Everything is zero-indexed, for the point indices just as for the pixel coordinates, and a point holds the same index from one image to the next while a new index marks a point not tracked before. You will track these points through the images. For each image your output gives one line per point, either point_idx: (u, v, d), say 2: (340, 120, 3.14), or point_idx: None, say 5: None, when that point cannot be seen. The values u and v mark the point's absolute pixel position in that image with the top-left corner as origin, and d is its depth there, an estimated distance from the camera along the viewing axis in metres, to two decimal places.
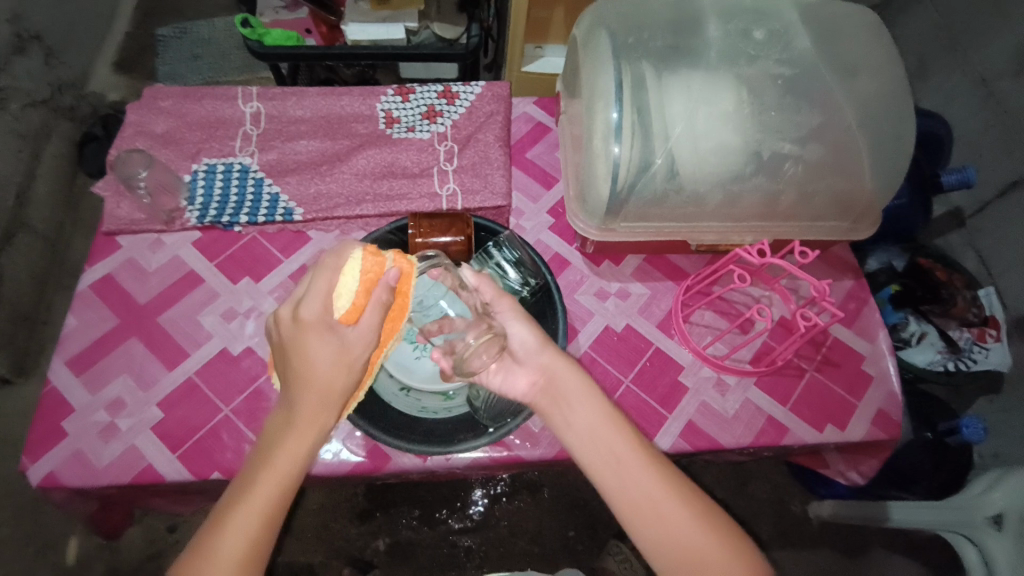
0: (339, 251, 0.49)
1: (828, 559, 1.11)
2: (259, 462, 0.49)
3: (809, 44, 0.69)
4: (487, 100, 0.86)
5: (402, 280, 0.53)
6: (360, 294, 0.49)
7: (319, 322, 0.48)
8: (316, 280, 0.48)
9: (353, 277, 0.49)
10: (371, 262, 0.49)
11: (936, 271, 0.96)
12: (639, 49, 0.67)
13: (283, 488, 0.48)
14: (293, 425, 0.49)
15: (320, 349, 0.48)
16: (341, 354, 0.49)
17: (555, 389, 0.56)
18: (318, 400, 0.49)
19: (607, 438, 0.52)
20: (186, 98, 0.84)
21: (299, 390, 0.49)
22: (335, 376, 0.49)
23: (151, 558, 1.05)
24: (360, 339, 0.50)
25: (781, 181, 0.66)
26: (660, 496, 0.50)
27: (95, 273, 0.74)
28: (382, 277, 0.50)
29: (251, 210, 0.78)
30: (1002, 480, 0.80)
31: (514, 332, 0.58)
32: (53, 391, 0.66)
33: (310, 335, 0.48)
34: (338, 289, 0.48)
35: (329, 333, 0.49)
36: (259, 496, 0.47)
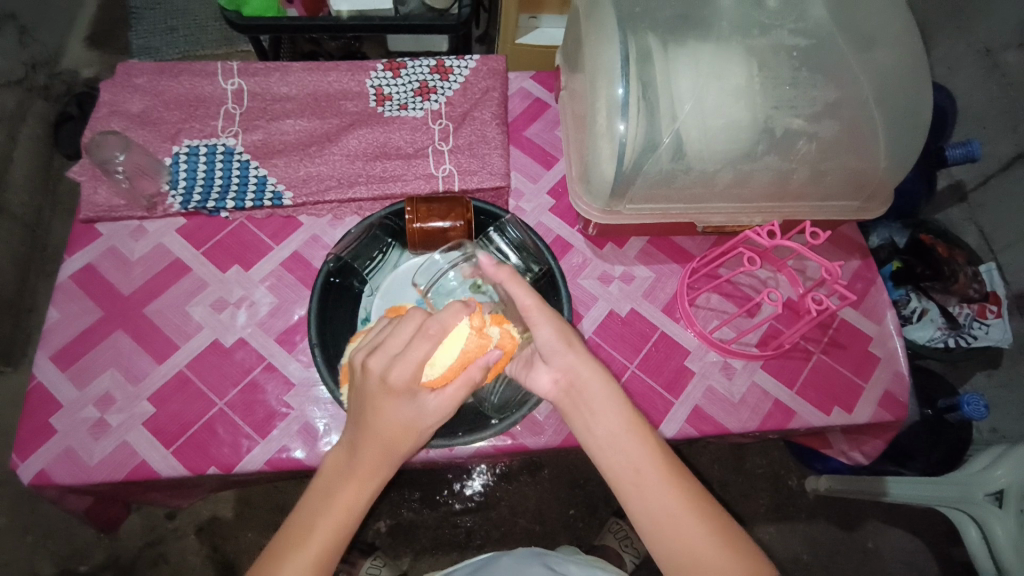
0: (443, 322, 0.50)
1: (824, 531, 1.12)
2: (319, 506, 0.48)
3: (825, 12, 0.66)
4: (482, 75, 0.82)
5: (502, 359, 0.52)
6: (454, 368, 0.49)
7: (404, 388, 0.47)
8: (414, 348, 0.47)
9: (452, 352, 0.49)
10: (474, 342, 0.50)
11: (938, 247, 0.93)
12: (646, 20, 0.64)
13: (338, 537, 0.48)
14: (355, 477, 0.49)
15: (396, 411, 0.48)
16: (415, 419, 0.48)
17: (579, 390, 0.53)
18: (380, 459, 0.49)
19: (631, 450, 0.50)
20: (162, 75, 0.79)
21: (367, 445, 0.48)
22: (405, 439, 0.49)
23: (151, 546, 1.04)
24: (438, 411, 0.49)
25: (793, 159, 0.64)
26: (684, 515, 0.48)
27: (75, 263, 0.71)
28: (481, 357, 0.50)
29: (238, 194, 0.74)
30: (1003, 457, 0.80)
31: (537, 330, 0.53)
32: (38, 386, 0.64)
33: (391, 398, 0.47)
34: (432, 358, 0.49)
35: (413, 398, 0.48)
36: (314, 543, 0.47)
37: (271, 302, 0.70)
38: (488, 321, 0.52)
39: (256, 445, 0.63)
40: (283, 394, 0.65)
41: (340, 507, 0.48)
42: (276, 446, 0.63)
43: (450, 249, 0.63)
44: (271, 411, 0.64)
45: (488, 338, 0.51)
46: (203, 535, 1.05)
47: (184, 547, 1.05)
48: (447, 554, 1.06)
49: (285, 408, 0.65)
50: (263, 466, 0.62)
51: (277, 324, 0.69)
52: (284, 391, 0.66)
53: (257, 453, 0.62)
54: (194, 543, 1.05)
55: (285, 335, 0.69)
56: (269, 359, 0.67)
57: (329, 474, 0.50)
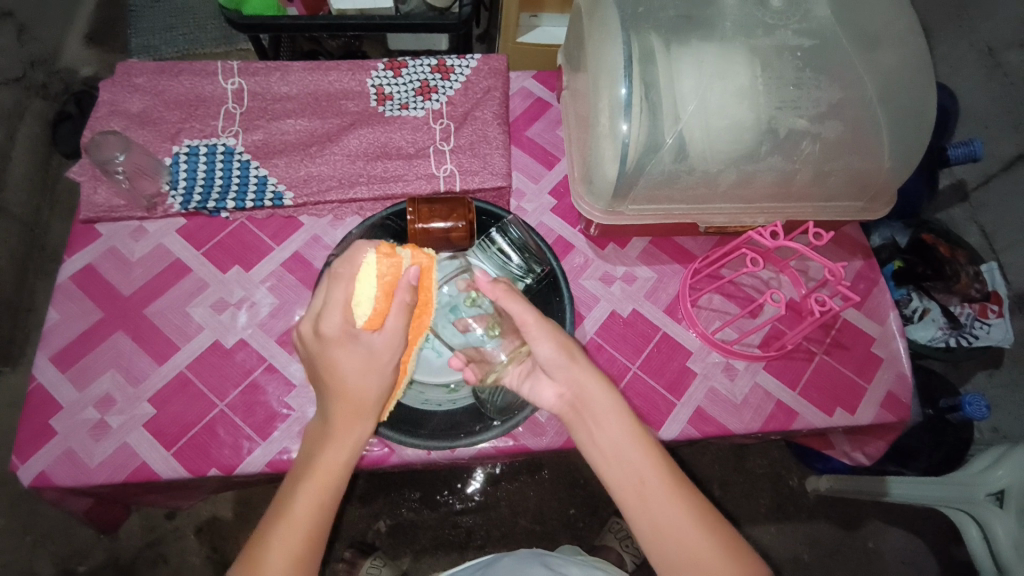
0: (352, 260, 0.48)
1: (824, 531, 1.12)
2: (304, 467, 0.49)
3: (828, 12, 0.65)
4: (484, 74, 0.81)
5: (425, 274, 0.53)
6: (380, 300, 0.48)
7: (342, 335, 0.48)
8: (333, 293, 0.48)
9: (370, 284, 0.48)
10: (387, 265, 0.49)
11: (940, 246, 0.92)
12: (648, 20, 0.64)
13: (325, 491, 0.48)
14: (332, 431, 0.49)
15: (345, 358, 0.48)
16: (367, 361, 0.48)
17: (583, 403, 0.53)
18: (350, 412, 0.49)
19: (635, 461, 0.50)
20: (162, 74, 0.79)
21: (334, 399, 0.49)
22: (366, 383, 0.49)
23: (151, 546, 1.04)
24: (385, 346, 0.49)
25: (797, 160, 0.63)
26: (689, 529, 0.48)
27: (75, 263, 0.71)
28: (401, 279, 0.49)
29: (239, 194, 0.74)
30: (1004, 457, 0.79)
31: (538, 347, 0.53)
32: (38, 388, 0.63)
33: (335, 348, 0.48)
34: (357, 299, 0.48)
35: (354, 342, 0.48)
36: (301, 503, 0.47)
37: (272, 303, 0.70)
38: (396, 245, 0.51)
39: (257, 447, 0.62)
40: (285, 395, 0.65)
41: (323, 467, 0.48)
42: (277, 447, 0.63)
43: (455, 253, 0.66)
44: (272, 412, 0.64)
45: (401, 261, 0.50)
46: (203, 535, 1.05)
47: (184, 547, 1.04)
48: (448, 554, 1.05)
49: (287, 410, 0.64)
50: (264, 468, 0.62)
51: (278, 325, 0.69)
52: (285, 392, 0.65)
53: (258, 455, 0.62)
54: (194, 543, 1.05)
55: (285, 336, 0.68)
56: (270, 360, 0.67)
57: (311, 441, 0.51)
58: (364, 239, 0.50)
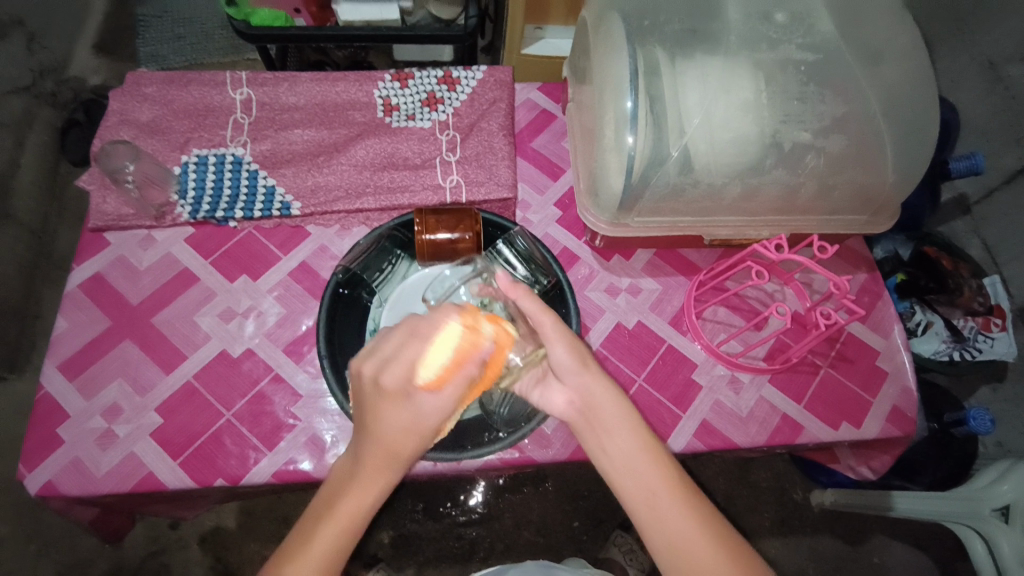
0: (435, 320, 0.46)
1: (829, 546, 1.11)
2: (320, 518, 0.47)
3: (832, 28, 0.66)
4: (490, 86, 0.82)
5: (499, 353, 0.48)
6: (448, 368, 0.45)
7: (399, 390, 0.45)
8: (404, 349, 0.46)
9: (444, 350, 0.45)
10: (469, 339, 0.45)
11: (943, 259, 0.93)
12: (654, 34, 0.64)
13: (336, 550, 0.46)
14: (356, 485, 0.48)
15: (393, 413, 0.46)
16: (413, 421, 0.46)
17: (594, 413, 0.53)
18: (380, 464, 0.47)
19: (645, 472, 0.50)
20: (171, 84, 0.79)
21: (367, 453, 0.48)
22: (403, 443, 0.46)
23: (153, 555, 1.04)
24: (436, 412, 0.46)
25: (802, 174, 0.64)
26: (701, 541, 0.48)
27: (84, 272, 0.71)
28: (476, 354, 0.46)
29: (247, 204, 0.74)
30: (1009, 472, 0.79)
31: (552, 350, 0.54)
32: (46, 397, 0.63)
33: (386, 400, 0.46)
34: (424, 360, 0.45)
35: (408, 400, 0.45)
36: (313, 554, 0.46)
37: (279, 312, 0.70)
38: (483, 316, 0.48)
39: (263, 457, 0.62)
40: (291, 405, 0.65)
41: (340, 517, 0.47)
42: (283, 458, 0.63)
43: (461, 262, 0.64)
44: (278, 422, 0.64)
45: (484, 335, 0.46)
46: (205, 545, 1.05)
47: (186, 557, 1.04)
48: (451, 566, 1.05)
49: (293, 420, 0.64)
50: (270, 478, 0.62)
51: (284, 335, 0.69)
52: (291, 402, 0.65)
53: (264, 465, 0.62)
54: (196, 553, 1.04)
55: (292, 346, 0.69)
56: (277, 370, 0.67)
57: (337, 482, 0.50)
58: (457, 303, 0.48)
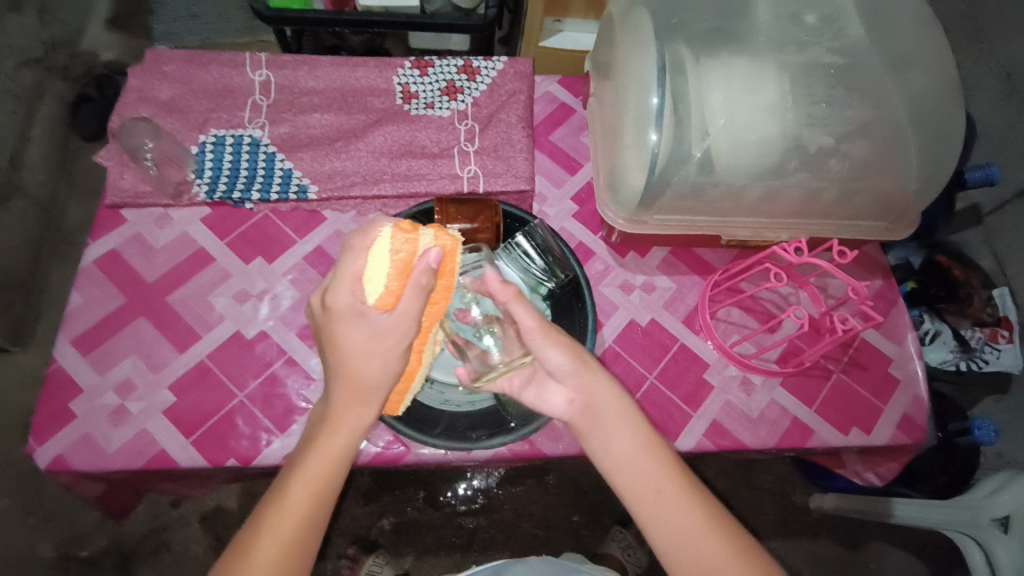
0: (368, 234, 0.48)
1: (827, 549, 1.12)
2: (304, 450, 0.50)
3: (862, 32, 0.66)
4: (510, 78, 0.82)
5: (447, 259, 0.50)
6: (393, 279, 0.47)
7: (347, 310, 0.48)
8: (345, 268, 0.48)
9: (382, 260, 0.47)
10: (401, 241, 0.48)
11: (953, 269, 0.94)
12: (682, 32, 0.64)
13: (325, 476, 0.48)
14: (332, 414, 0.49)
15: (351, 335, 0.48)
16: (371, 340, 0.48)
17: (597, 413, 0.53)
18: (351, 394, 0.49)
19: (648, 471, 0.50)
20: (191, 64, 0.79)
21: (334, 381, 0.49)
22: (367, 364, 0.48)
23: (153, 533, 1.04)
24: (392, 326, 0.48)
25: (825, 177, 0.64)
26: (705, 538, 0.48)
27: (100, 248, 0.71)
28: (417, 259, 0.48)
29: (264, 186, 0.74)
30: (1009, 483, 0.79)
31: (549, 358, 0.52)
32: (58, 371, 0.64)
33: (340, 323, 0.48)
34: (366, 276, 0.47)
35: (360, 320, 0.48)
36: (297, 488, 0.48)
37: (293, 296, 0.70)
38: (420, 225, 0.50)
39: (274, 439, 0.63)
40: (303, 389, 0.65)
41: (324, 452, 0.49)
42: (294, 441, 0.63)
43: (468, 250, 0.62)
44: (290, 405, 0.64)
45: (420, 242, 0.48)
46: (206, 523, 1.05)
47: (186, 536, 1.04)
48: (450, 554, 1.05)
49: (304, 404, 0.64)
50: (281, 461, 0.62)
51: (298, 319, 0.69)
52: (304, 385, 0.65)
53: (275, 447, 0.62)
54: (196, 533, 1.05)
55: (305, 331, 0.68)
56: (289, 353, 0.67)
57: (314, 424, 0.51)
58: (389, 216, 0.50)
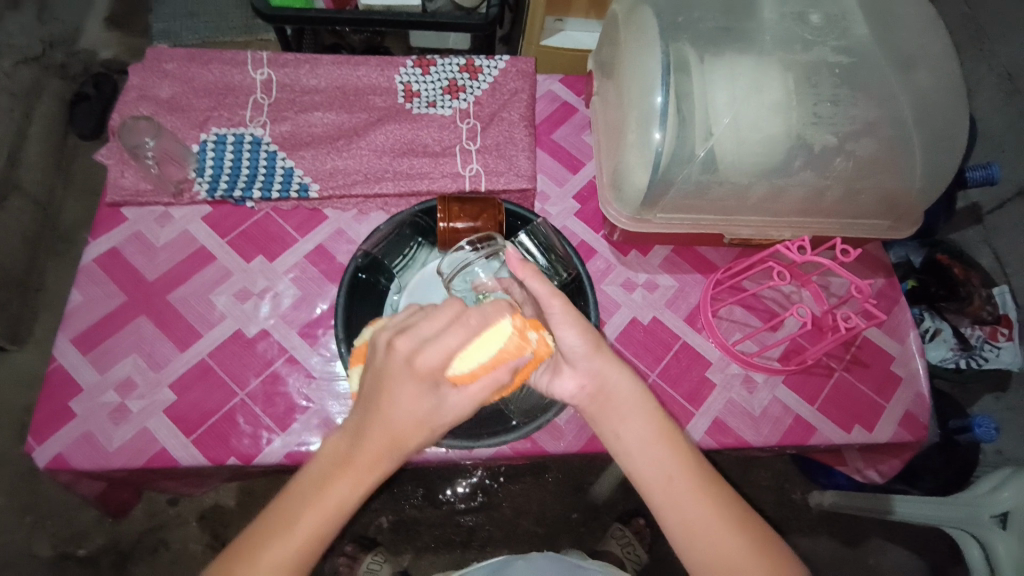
0: (488, 317, 0.45)
1: (825, 546, 1.12)
2: (305, 495, 0.44)
3: (867, 31, 0.66)
4: (512, 76, 0.81)
5: (534, 364, 0.48)
6: (484, 369, 0.44)
7: (427, 376, 0.43)
8: (444, 334, 0.43)
9: (489, 348, 0.44)
10: (516, 343, 0.45)
11: (955, 267, 0.93)
12: (687, 30, 0.64)
13: (317, 536, 0.43)
14: (351, 474, 0.44)
15: (412, 400, 0.43)
16: (431, 414, 0.43)
17: (608, 397, 0.52)
18: (380, 454, 0.44)
19: (662, 459, 0.50)
20: (192, 62, 0.78)
21: (368, 433, 0.43)
22: (413, 435, 0.43)
23: (151, 532, 1.03)
24: (458, 409, 0.44)
25: (829, 175, 0.64)
26: (716, 526, 0.48)
27: (100, 246, 0.70)
28: (515, 361, 0.45)
29: (265, 184, 0.74)
30: (1010, 480, 0.79)
31: (564, 336, 0.52)
32: (58, 369, 0.63)
33: (407, 383, 0.43)
34: (464, 353, 0.44)
35: (432, 390, 0.43)
36: (296, 539, 0.43)
37: (294, 294, 0.70)
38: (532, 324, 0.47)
39: (275, 438, 0.62)
40: (304, 387, 0.65)
41: (329, 505, 0.43)
42: (295, 440, 0.62)
43: (482, 241, 0.61)
44: (291, 404, 0.64)
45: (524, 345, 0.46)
46: (203, 522, 1.05)
47: (184, 535, 1.04)
48: (449, 552, 1.05)
49: (306, 402, 0.64)
50: (283, 459, 0.62)
51: (300, 318, 0.69)
52: (305, 383, 0.65)
53: (276, 445, 0.62)
54: (195, 532, 1.04)
55: (306, 329, 0.68)
56: (291, 352, 0.67)
57: (322, 463, 0.45)
58: (511, 305, 0.47)
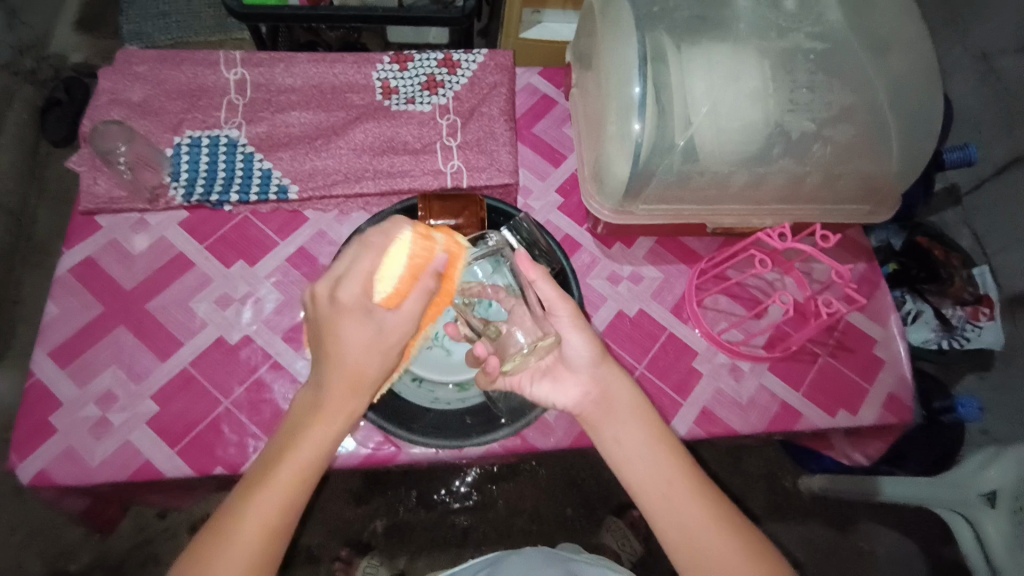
0: (387, 232, 0.47)
1: (818, 531, 1.14)
2: (288, 439, 0.46)
3: (840, 17, 0.66)
4: (490, 70, 0.81)
5: (451, 264, 0.50)
6: (404, 280, 0.46)
7: (355, 305, 0.44)
8: (358, 262, 0.45)
9: (399, 260, 0.46)
10: (421, 246, 0.47)
11: (934, 250, 0.95)
12: (664, 21, 0.63)
13: (302, 475, 0.45)
14: (318, 415, 0.46)
15: (355, 333, 0.45)
16: (378, 338, 0.45)
17: (610, 400, 0.54)
18: (347, 387, 0.46)
19: (659, 462, 0.51)
20: (163, 63, 0.77)
21: (323, 376, 0.46)
22: (368, 362, 0.46)
23: (140, 546, 1.02)
24: (399, 324, 0.46)
25: (808, 163, 0.64)
26: (713, 531, 0.49)
27: (74, 257, 0.69)
28: (429, 263, 0.47)
29: (242, 187, 0.73)
30: (995, 458, 0.80)
31: (568, 339, 0.54)
32: (37, 385, 0.62)
33: (345, 319, 0.45)
34: (380, 273, 0.45)
35: (366, 317, 0.45)
36: (281, 481, 0.44)
37: (277, 298, 0.69)
38: (433, 228, 0.50)
39: (262, 445, 0.62)
40: (290, 393, 0.64)
41: (309, 443, 0.45)
42: None
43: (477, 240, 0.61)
44: (277, 409, 0.63)
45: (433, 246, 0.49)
46: (195, 532, 1.04)
47: (176, 546, 1.03)
48: (445, 552, 1.05)
49: None
50: None
51: (284, 322, 0.68)
52: (291, 389, 0.64)
53: (263, 453, 0.61)
54: (186, 542, 1.03)
55: (291, 333, 0.67)
56: (275, 358, 0.66)
57: (298, 411, 0.47)
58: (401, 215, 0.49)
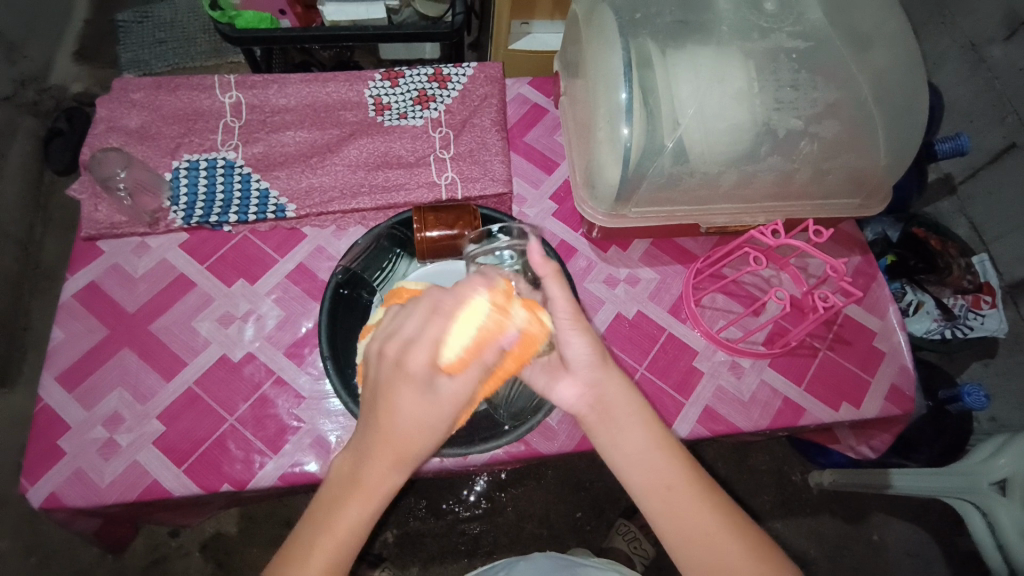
0: (458, 296, 0.45)
1: (829, 524, 1.13)
2: (330, 511, 0.45)
3: (821, 15, 0.67)
4: (481, 82, 0.82)
5: (527, 344, 0.47)
6: (469, 351, 0.44)
7: (419, 375, 0.43)
8: (427, 326, 0.43)
9: (467, 329, 0.44)
10: (493, 318, 0.45)
11: (931, 240, 0.94)
12: (646, 26, 0.64)
13: (334, 562, 0.44)
14: (362, 486, 0.45)
15: (411, 405, 0.43)
16: (433, 412, 0.44)
17: (607, 408, 0.52)
18: (394, 464, 0.45)
19: (660, 469, 0.50)
20: (159, 90, 0.78)
21: (375, 444, 0.45)
22: (419, 438, 0.44)
23: (155, 564, 1.02)
24: (455, 400, 0.44)
25: (797, 159, 0.64)
26: (716, 536, 0.49)
27: (79, 281, 0.70)
28: (498, 338, 0.45)
29: (240, 208, 0.74)
30: (1005, 446, 0.80)
31: (570, 342, 0.53)
32: (45, 409, 0.63)
33: (404, 387, 0.43)
34: (446, 339, 0.43)
35: (424, 389, 0.43)
36: (315, 563, 0.44)
37: (278, 315, 0.70)
38: (512, 299, 0.47)
39: (268, 461, 0.62)
40: (294, 407, 0.65)
41: (348, 524, 0.45)
42: (289, 460, 0.62)
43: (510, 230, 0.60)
44: (282, 425, 0.64)
45: (513, 314, 0.46)
46: (207, 551, 1.04)
47: (187, 565, 1.03)
48: (456, 561, 1.05)
49: (296, 422, 0.64)
50: (277, 481, 0.62)
51: (285, 338, 0.69)
52: (294, 404, 0.65)
53: (269, 468, 0.62)
54: (197, 562, 1.03)
55: (293, 349, 0.68)
56: (278, 373, 0.67)
57: (336, 481, 0.47)
58: (484, 280, 0.47)
